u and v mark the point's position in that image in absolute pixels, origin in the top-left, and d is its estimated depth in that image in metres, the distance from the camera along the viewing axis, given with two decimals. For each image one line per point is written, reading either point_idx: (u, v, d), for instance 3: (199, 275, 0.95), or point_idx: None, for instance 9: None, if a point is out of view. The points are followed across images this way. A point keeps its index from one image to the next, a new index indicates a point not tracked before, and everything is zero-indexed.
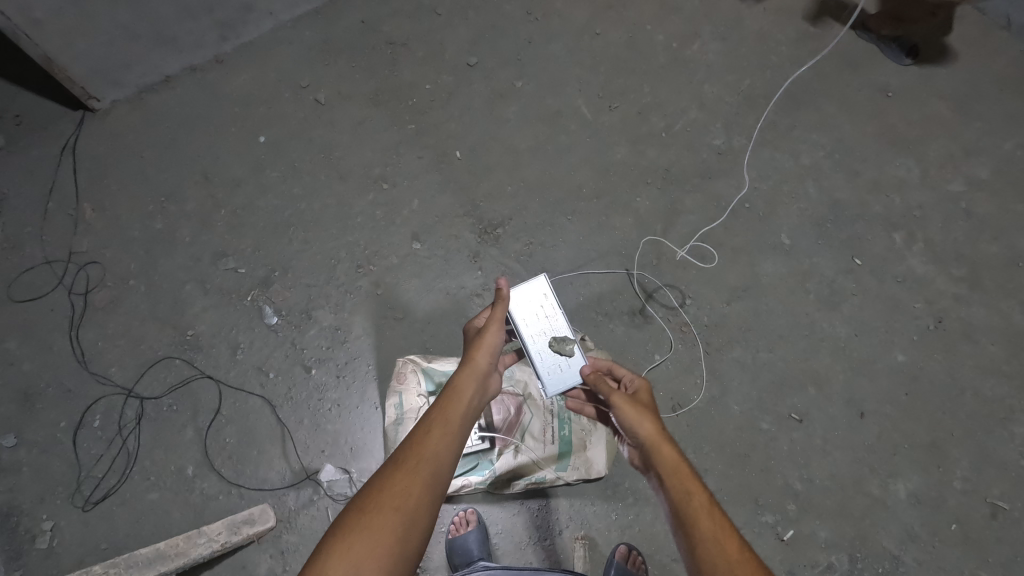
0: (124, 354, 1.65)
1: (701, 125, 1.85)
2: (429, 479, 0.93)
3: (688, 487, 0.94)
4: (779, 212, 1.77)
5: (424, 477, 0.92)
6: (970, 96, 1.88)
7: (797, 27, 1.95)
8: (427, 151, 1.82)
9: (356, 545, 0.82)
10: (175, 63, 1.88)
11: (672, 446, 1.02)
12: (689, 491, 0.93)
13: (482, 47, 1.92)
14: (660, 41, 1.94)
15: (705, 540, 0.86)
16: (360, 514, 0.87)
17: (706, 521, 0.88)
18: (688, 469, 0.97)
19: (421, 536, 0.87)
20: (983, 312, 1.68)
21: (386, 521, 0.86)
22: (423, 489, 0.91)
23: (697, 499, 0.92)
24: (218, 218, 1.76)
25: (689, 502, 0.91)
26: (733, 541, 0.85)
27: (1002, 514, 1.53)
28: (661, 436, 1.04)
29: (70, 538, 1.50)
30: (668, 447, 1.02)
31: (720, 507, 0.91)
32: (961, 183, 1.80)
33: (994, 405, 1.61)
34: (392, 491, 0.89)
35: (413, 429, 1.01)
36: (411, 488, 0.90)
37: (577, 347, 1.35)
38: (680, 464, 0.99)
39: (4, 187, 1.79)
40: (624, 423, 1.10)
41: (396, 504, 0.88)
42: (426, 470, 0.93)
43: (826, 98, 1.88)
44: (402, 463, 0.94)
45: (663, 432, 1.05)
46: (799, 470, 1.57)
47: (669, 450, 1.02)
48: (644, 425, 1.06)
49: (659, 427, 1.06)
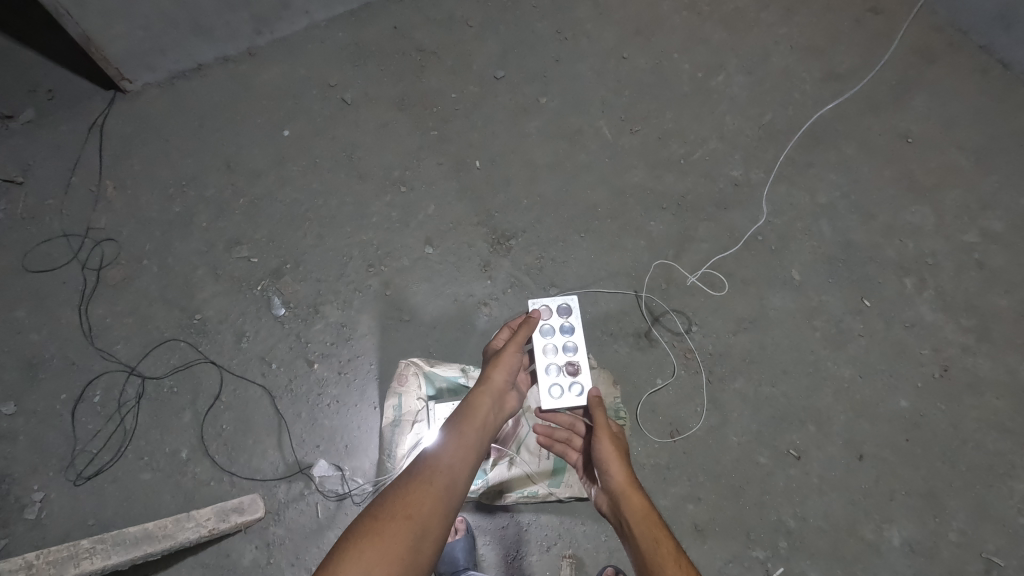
0: (131, 332, 1.66)
1: (720, 156, 1.86)
2: (442, 495, 0.95)
3: (655, 534, 0.99)
4: (791, 247, 1.78)
5: (437, 490, 0.95)
6: (990, 148, 1.89)
7: (822, 67, 1.97)
8: (447, 158, 1.84)
9: (368, 548, 0.84)
10: (208, 52, 1.92)
11: (642, 496, 1.09)
12: (657, 537, 0.98)
13: (510, 62, 1.95)
14: (685, 69, 1.96)
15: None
16: (373, 520, 0.89)
17: (671, 565, 0.93)
18: (656, 517, 1.03)
19: (432, 549, 0.89)
20: (989, 364, 1.68)
21: (399, 530, 0.87)
22: (436, 503, 0.94)
23: (664, 546, 0.97)
24: (235, 206, 1.79)
25: (657, 547, 0.96)
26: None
27: (996, 570, 1.51)
28: (632, 486, 1.11)
29: (59, 511, 1.50)
30: (639, 496, 1.09)
31: (685, 554, 0.96)
32: (976, 234, 1.80)
33: (995, 459, 1.60)
34: (406, 502, 0.92)
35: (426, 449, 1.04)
36: (424, 500, 0.93)
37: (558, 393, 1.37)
38: (649, 512, 1.05)
39: (31, 159, 1.82)
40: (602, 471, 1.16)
41: (409, 513, 0.90)
42: (440, 484, 0.97)
43: (846, 138, 1.89)
44: (417, 477, 0.97)
45: (635, 483, 1.12)
46: (793, 507, 1.55)
47: (639, 498, 1.08)
48: (619, 476, 1.13)
49: (631, 478, 1.13)
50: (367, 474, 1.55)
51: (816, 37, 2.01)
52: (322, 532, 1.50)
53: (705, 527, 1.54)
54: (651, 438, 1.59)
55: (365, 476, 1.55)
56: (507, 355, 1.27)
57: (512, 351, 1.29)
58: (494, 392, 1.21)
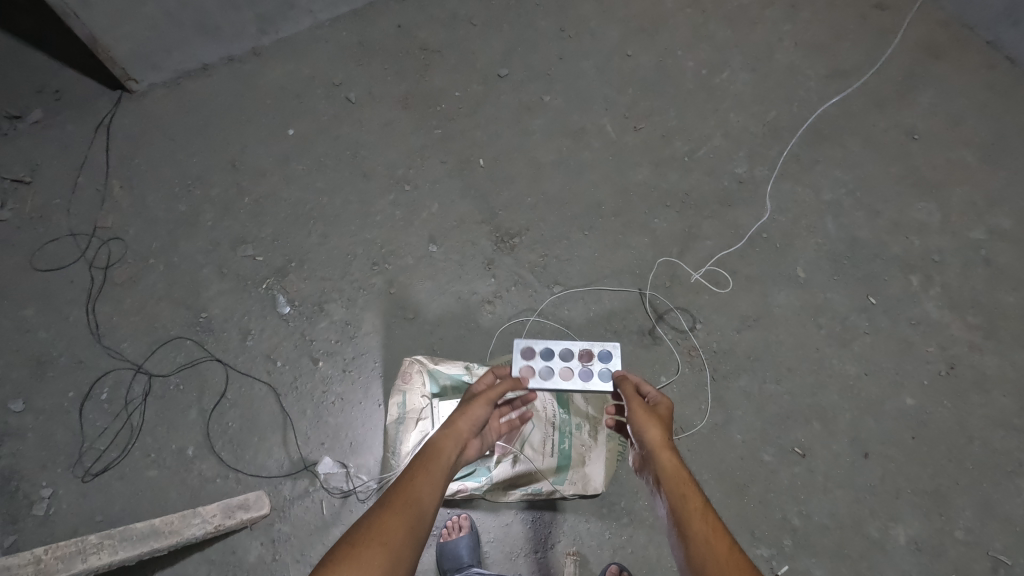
0: (138, 331, 1.67)
1: (724, 153, 1.86)
2: (415, 520, 0.89)
3: (684, 492, 0.93)
4: (796, 245, 1.77)
5: (413, 514, 0.90)
6: (997, 145, 1.87)
7: (827, 64, 1.96)
8: (450, 157, 1.84)
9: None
10: (213, 52, 1.93)
11: (674, 453, 1.02)
12: (685, 496, 0.92)
13: (514, 60, 1.95)
14: (690, 67, 1.96)
15: (695, 543, 0.86)
16: (350, 548, 0.83)
17: (698, 523, 0.88)
18: (686, 474, 0.96)
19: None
20: (996, 361, 1.67)
21: (375, 558, 0.82)
22: (410, 528, 0.88)
23: (693, 503, 0.91)
24: (241, 205, 1.80)
25: (684, 507, 0.91)
26: (719, 539, 0.85)
27: (1003, 569, 1.50)
28: (665, 442, 1.03)
29: (68, 507, 1.52)
30: (670, 453, 1.01)
31: (715, 512, 0.90)
32: (983, 231, 1.79)
33: (1001, 458, 1.59)
34: (379, 529, 0.86)
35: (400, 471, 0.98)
36: (400, 524, 0.88)
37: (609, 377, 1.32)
38: (680, 470, 0.98)
39: (39, 159, 1.84)
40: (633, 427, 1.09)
41: (383, 540, 0.85)
42: (413, 511, 0.90)
43: (851, 136, 1.88)
44: (391, 502, 0.91)
45: (667, 439, 1.04)
46: (798, 505, 1.55)
47: (670, 456, 1.01)
48: (650, 432, 1.05)
49: (664, 434, 1.05)
50: (371, 471, 1.56)
51: (821, 34, 2.00)
52: (327, 528, 1.51)
53: None
54: None
55: (369, 473, 1.56)
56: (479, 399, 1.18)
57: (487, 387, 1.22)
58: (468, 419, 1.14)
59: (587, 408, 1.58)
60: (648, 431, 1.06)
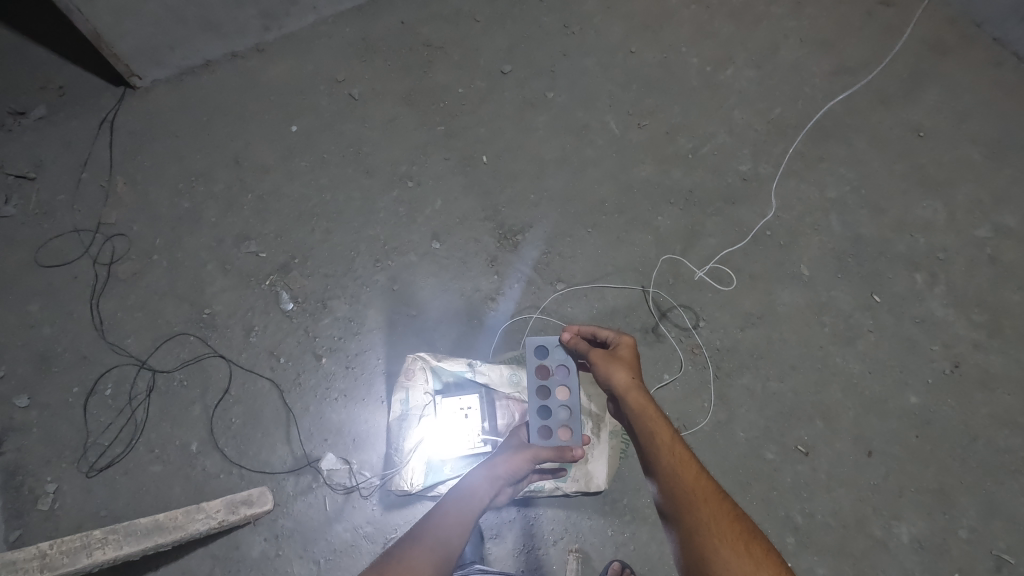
0: (141, 327, 1.68)
1: (728, 151, 1.85)
2: (440, 556, 1.03)
3: (654, 428, 1.05)
4: (800, 242, 1.76)
5: (437, 550, 1.03)
6: (1003, 142, 1.86)
7: (832, 60, 1.95)
8: (454, 153, 1.84)
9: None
10: (217, 48, 1.93)
11: (640, 391, 1.12)
12: (655, 432, 1.05)
13: (517, 56, 1.95)
14: (694, 64, 1.95)
15: (668, 473, 0.99)
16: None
17: (667, 458, 1.01)
18: (655, 414, 1.07)
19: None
20: (1000, 360, 1.66)
21: None
22: (435, 562, 1.01)
23: (662, 441, 1.03)
24: (244, 202, 1.80)
25: (655, 442, 1.03)
26: (689, 467, 0.99)
27: (1006, 568, 1.50)
28: (632, 382, 1.14)
29: (72, 502, 1.52)
30: (637, 392, 1.12)
31: (681, 442, 1.03)
32: (988, 229, 1.78)
33: (1005, 457, 1.58)
34: (409, 561, 1.00)
35: (429, 515, 1.13)
36: (425, 559, 1.01)
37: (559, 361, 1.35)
38: (649, 407, 1.09)
39: (43, 154, 1.84)
40: (600, 374, 1.19)
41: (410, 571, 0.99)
42: (439, 548, 1.04)
43: (856, 133, 1.87)
44: (419, 539, 1.06)
45: (632, 379, 1.14)
46: (801, 503, 1.55)
47: (637, 394, 1.11)
48: (617, 376, 1.15)
49: (630, 375, 1.15)
50: (374, 467, 1.56)
51: (827, 31, 1.98)
52: (330, 524, 1.52)
53: None
54: None
55: (372, 470, 1.56)
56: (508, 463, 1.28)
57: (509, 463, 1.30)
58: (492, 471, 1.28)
59: (589, 405, 1.59)
60: (615, 377, 1.16)
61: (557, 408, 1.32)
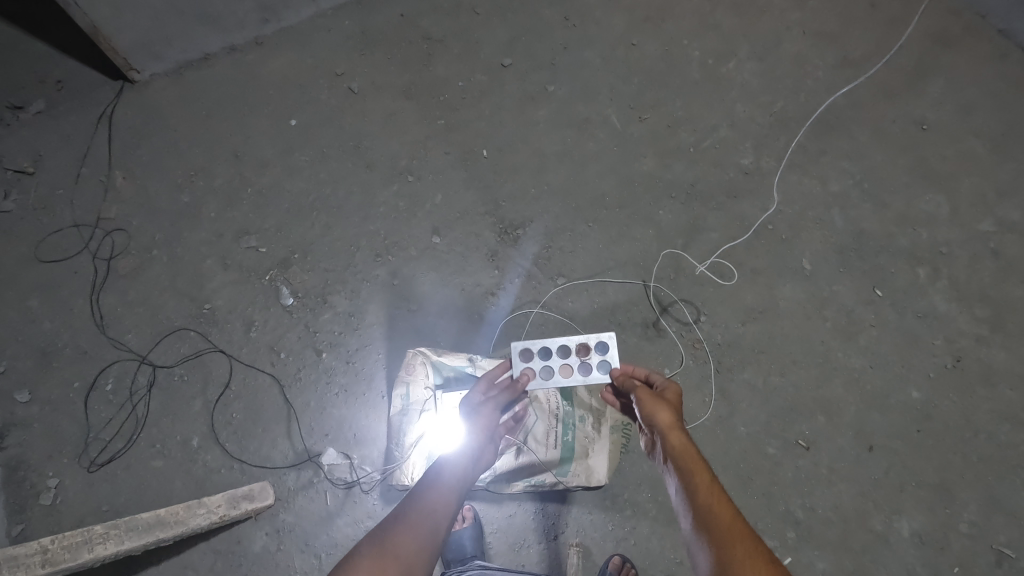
0: (142, 322, 1.68)
1: (730, 144, 1.84)
2: (428, 534, 0.96)
3: (692, 465, 0.93)
4: (802, 237, 1.75)
5: (427, 525, 0.97)
6: (1008, 136, 1.85)
7: (836, 53, 1.93)
8: (454, 148, 1.83)
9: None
10: (215, 41, 1.92)
11: (682, 433, 1.02)
12: (691, 468, 0.93)
13: (518, 49, 1.93)
14: (696, 57, 1.94)
15: (700, 510, 0.86)
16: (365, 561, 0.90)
17: (702, 491, 0.88)
18: (694, 450, 0.97)
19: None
20: (1003, 355, 1.65)
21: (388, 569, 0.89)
22: (422, 541, 0.95)
23: (699, 474, 0.91)
24: (244, 196, 1.79)
25: (690, 478, 0.91)
26: (724, 506, 0.85)
27: (1007, 562, 1.50)
28: (675, 424, 1.05)
29: (74, 497, 1.53)
30: (679, 433, 1.02)
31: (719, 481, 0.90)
32: (992, 223, 1.77)
33: (1006, 451, 1.58)
34: (394, 544, 0.93)
35: (415, 491, 1.05)
36: (411, 539, 0.94)
37: (597, 364, 1.34)
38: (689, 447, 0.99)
39: (42, 149, 1.83)
40: (642, 413, 1.12)
41: (396, 554, 0.91)
42: (428, 524, 0.97)
43: (859, 126, 1.86)
44: (404, 516, 0.98)
45: (676, 422, 1.05)
46: (802, 498, 1.55)
47: (679, 434, 1.02)
48: (659, 416, 1.07)
49: (674, 417, 1.07)
50: (375, 462, 1.56)
51: (830, 23, 1.97)
52: (331, 519, 1.52)
53: None
54: None
55: (373, 464, 1.56)
56: (488, 409, 1.31)
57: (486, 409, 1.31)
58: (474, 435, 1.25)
59: (590, 400, 1.56)
60: (658, 416, 1.07)
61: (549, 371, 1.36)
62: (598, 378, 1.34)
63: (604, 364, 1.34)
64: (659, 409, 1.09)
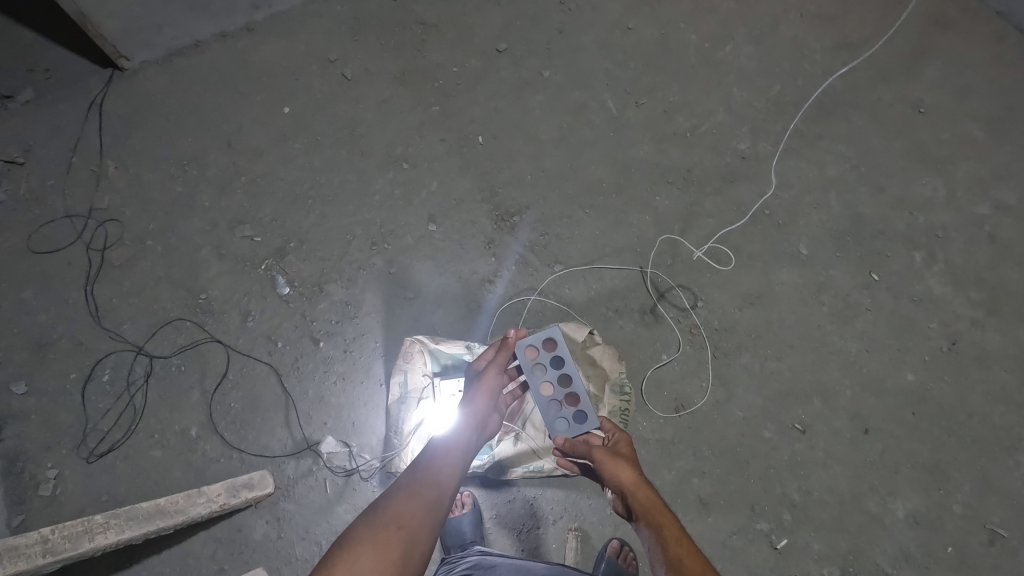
0: (137, 313, 1.67)
1: (726, 129, 1.83)
2: (432, 504, 0.99)
3: (659, 522, 0.99)
4: (799, 221, 1.75)
5: (430, 496, 1.00)
6: (1005, 118, 1.84)
7: (834, 35, 1.91)
8: (449, 135, 1.81)
9: (363, 555, 0.88)
10: (206, 28, 1.89)
11: (647, 487, 1.09)
12: (660, 524, 0.99)
13: (513, 34, 1.91)
14: (692, 41, 1.92)
15: (673, 563, 0.92)
16: (369, 529, 0.92)
17: (673, 546, 0.94)
18: (660, 505, 1.03)
19: (423, 555, 0.92)
20: (998, 337, 1.66)
21: (391, 539, 0.91)
22: (426, 511, 0.97)
23: (667, 528, 0.98)
24: (238, 185, 1.77)
25: (661, 533, 0.97)
26: (693, 558, 0.92)
27: (999, 542, 1.53)
28: (638, 480, 1.10)
29: (73, 488, 1.53)
30: (645, 488, 1.08)
31: (687, 533, 0.97)
32: (988, 207, 1.77)
33: (1001, 433, 1.60)
34: (398, 513, 0.95)
35: (419, 462, 1.08)
36: (415, 509, 0.97)
37: (562, 418, 1.35)
38: (654, 502, 1.05)
39: (32, 139, 1.81)
40: (604, 473, 1.16)
41: (400, 523, 0.94)
42: (431, 492, 1.01)
43: (856, 110, 1.85)
44: (408, 487, 1.01)
45: (640, 477, 1.11)
46: (798, 481, 1.56)
47: (643, 490, 1.08)
48: (621, 474, 1.12)
49: (634, 472, 1.13)
50: (374, 450, 1.57)
51: (828, 6, 1.95)
52: (331, 506, 1.53)
53: (710, 501, 1.55)
54: (656, 414, 1.59)
55: (372, 452, 1.57)
56: (488, 378, 1.34)
57: (493, 374, 1.35)
58: (480, 408, 1.29)
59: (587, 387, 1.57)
60: (617, 473, 1.13)
61: (539, 379, 1.38)
62: (548, 424, 1.36)
63: (567, 421, 1.35)
64: (617, 468, 1.14)
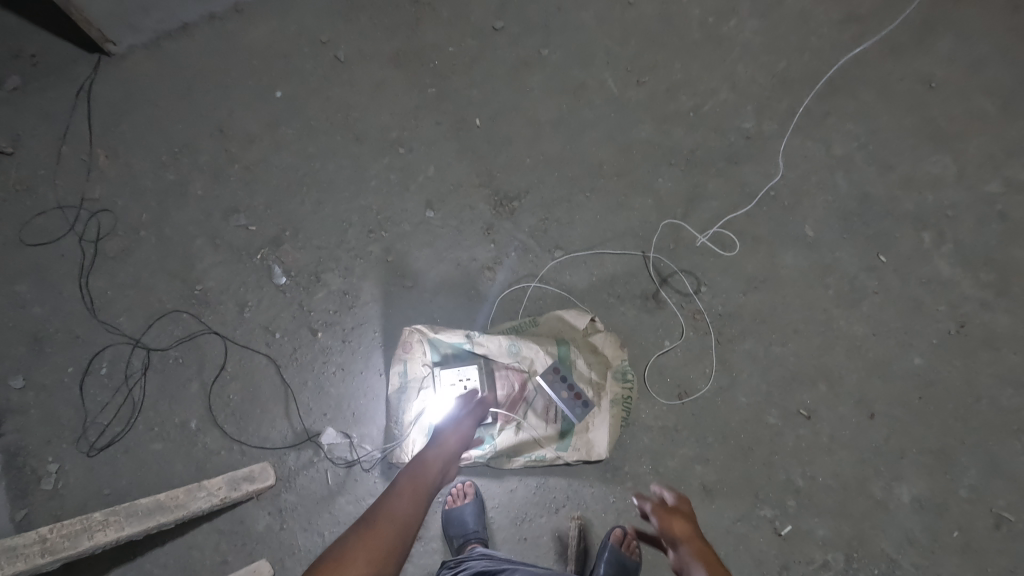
0: (133, 305, 1.65)
1: (731, 108, 1.78)
2: (419, 509, 1.03)
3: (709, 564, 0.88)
4: (804, 202, 1.71)
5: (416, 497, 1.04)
6: (1018, 91, 1.79)
7: (842, 7, 1.84)
8: (446, 118, 1.77)
9: (359, 543, 0.90)
10: (193, 9, 1.82)
11: (702, 539, 0.97)
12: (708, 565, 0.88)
13: (509, 11, 1.84)
14: (696, 15, 1.85)
15: None
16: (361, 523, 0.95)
17: None
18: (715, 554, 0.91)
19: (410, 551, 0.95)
20: (1006, 319, 1.63)
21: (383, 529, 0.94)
22: (413, 512, 1.01)
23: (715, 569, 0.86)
24: (231, 173, 1.74)
25: None
26: None
27: (1006, 525, 1.52)
28: (693, 534, 0.99)
29: (75, 481, 1.53)
30: (698, 539, 0.97)
31: None
32: (1000, 184, 1.72)
33: (1008, 416, 1.58)
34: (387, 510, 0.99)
35: (408, 470, 1.12)
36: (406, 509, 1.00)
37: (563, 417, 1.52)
38: (707, 551, 0.93)
39: (19, 127, 1.76)
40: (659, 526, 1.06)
41: (393, 519, 0.97)
42: (418, 497, 1.05)
43: (865, 86, 1.79)
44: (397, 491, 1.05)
45: (696, 532, 1.00)
46: (802, 467, 1.55)
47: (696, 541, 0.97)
48: (676, 529, 1.02)
49: (692, 530, 1.02)
50: (375, 440, 1.56)
51: None
52: (333, 497, 1.52)
53: (714, 488, 1.54)
54: (659, 401, 1.58)
55: (373, 443, 1.56)
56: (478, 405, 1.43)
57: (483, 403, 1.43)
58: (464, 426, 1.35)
59: (589, 374, 1.56)
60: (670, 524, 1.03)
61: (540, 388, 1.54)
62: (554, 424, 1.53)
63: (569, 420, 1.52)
64: (675, 521, 1.04)
